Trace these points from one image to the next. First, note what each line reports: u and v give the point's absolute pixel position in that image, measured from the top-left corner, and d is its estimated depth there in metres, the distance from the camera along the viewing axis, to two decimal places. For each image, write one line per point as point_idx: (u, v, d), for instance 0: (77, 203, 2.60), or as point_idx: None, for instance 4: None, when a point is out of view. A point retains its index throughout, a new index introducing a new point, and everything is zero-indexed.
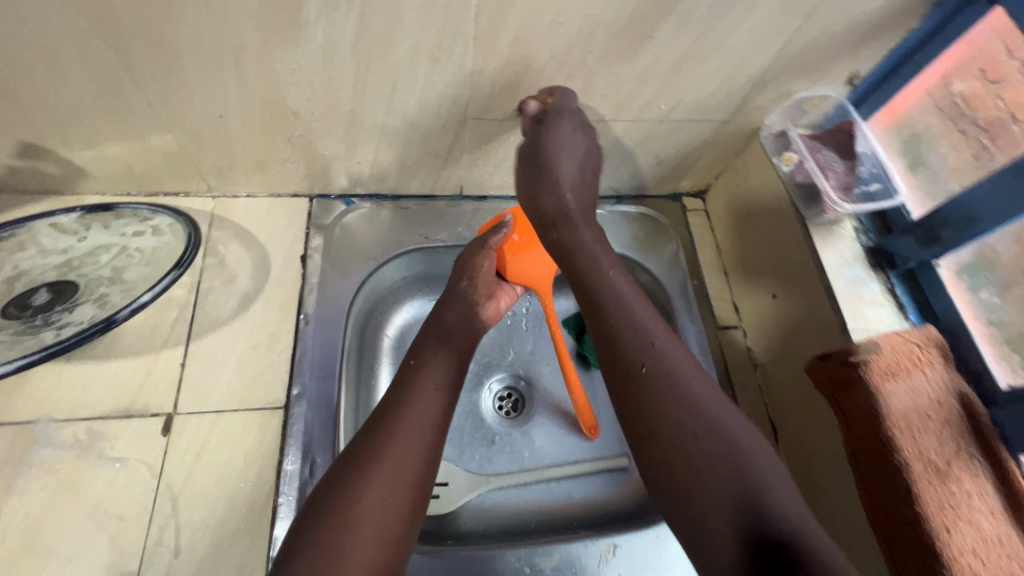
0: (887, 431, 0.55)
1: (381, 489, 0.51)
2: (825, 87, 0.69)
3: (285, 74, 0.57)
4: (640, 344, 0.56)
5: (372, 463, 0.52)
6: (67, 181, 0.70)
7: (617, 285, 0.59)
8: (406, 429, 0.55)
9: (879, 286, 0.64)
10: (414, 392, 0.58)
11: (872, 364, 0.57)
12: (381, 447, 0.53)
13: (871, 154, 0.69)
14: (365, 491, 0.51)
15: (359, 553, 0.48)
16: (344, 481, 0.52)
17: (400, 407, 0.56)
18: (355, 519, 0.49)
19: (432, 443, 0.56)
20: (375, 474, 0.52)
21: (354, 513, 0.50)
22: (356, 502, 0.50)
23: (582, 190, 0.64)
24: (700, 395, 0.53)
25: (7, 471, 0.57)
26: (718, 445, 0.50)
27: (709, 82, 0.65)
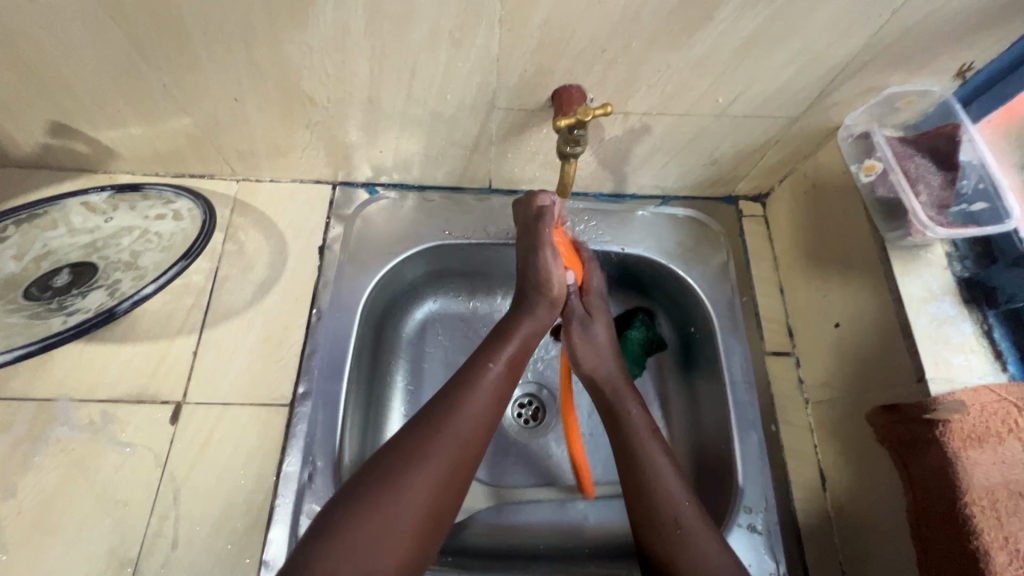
0: (967, 505, 0.45)
1: (427, 488, 0.47)
2: (926, 81, 0.58)
3: (297, 57, 0.53)
4: (657, 484, 0.53)
5: (422, 458, 0.48)
6: (98, 160, 0.70)
7: (650, 443, 0.56)
8: (460, 429, 0.50)
9: (971, 326, 0.53)
10: (473, 388, 0.53)
11: (953, 424, 0.47)
12: (433, 443, 0.49)
13: (980, 163, 0.56)
14: (410, 488, 0.47)
15: (392, 554, 0.44)
16: (386, 469, 0.47)
17: (456, 401, 0.52)
18: (395, 517, 0.45)
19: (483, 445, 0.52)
20: (425, 470, 0.48)
21: (393, 511, 0.45)
22: (399, 496, 0.46)
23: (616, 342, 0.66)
24: (704, 546, 0.49)
25: (26, 446, 0.59)
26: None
27: (778, 73, 0.55)
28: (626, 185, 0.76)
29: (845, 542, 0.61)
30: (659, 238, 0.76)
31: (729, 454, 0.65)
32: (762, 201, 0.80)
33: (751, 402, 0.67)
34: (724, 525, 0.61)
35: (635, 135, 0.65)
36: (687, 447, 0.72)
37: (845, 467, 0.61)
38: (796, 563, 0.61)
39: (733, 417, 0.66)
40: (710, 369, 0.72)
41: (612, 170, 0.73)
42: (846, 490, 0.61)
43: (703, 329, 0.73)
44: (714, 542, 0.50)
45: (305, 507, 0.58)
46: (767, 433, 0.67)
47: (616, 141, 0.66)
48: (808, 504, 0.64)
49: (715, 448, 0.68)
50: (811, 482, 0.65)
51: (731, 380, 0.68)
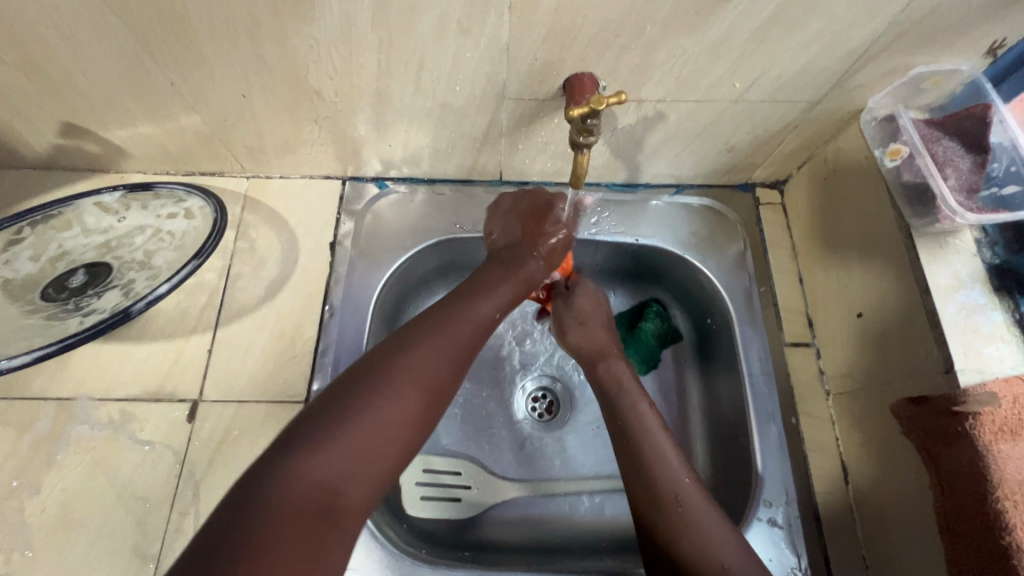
0: (998, 500, 0.44)
1: (413, 394, 0.43)
2: (955, 59, 0.55)
3: (304, 50, 0.53)
4: (657, 466, 0.53)
5: (408, 365, 0.43)
6: (110, 159, 0.71)
7: (641, 408, 0.57)
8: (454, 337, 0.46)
9: (1002, 315, 0.51)
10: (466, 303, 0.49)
11: (983, 417, 0.46)
12: (423, 353, 0.44)
13: (1011, 145, 0.54)
14: (392, 394, 0.42)
15: (364, 465, 0.40)
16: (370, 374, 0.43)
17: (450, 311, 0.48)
18: (376, 418, 0.41)
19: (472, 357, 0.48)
20: (409, 378, 0.43)
21: (372, 413, 0.41)
22: (380, 398, 0.42)
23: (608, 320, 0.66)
24: (709, 518, 0.50)
25: (48, 445, 0.60)
26: (728, 561, 0.47)
27: (798, 56, 0.54)
28: (639, 175, 0.75)
29: (868, 536, 0.60)
30: (674, 228, 0.74)
31: (747, 448, 0.64)
32: (780, 188, 0.78)
33: (771, 394, 0.66)
34: (744, 520, 0.60)
35: (649, 123, 0.63)
36: (704, 440, 0.71)
37: (868, 461, 0.60)
38: (818, 558, 0.60)
39: (752, 410, 0.65)
40: (728, 361, 0.70)
41: (625, 160, 0.71)
42: (869, 483, 0.60)
43: (720, 320, 0.72)
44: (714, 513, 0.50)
45: None
46: (787, 426, 0.66)
47: (629, 130, 0.65)
48: (830, 498, 0.63)
49: (733, 442, 0.67)
50: (833, 475, 0.64)
51: (750, 373, 0.67)
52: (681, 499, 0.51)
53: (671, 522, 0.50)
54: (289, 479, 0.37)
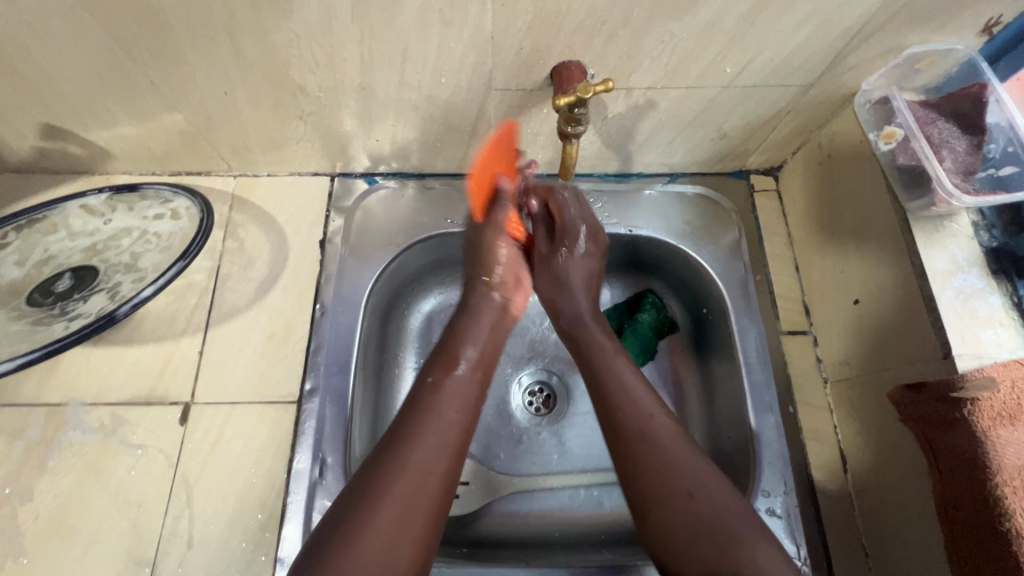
0: (998, 485, 0.44)
1: (385, 526, 0.44)
2: (949, 39, 0.54)
3: (284, 45, 0.52)
4: (624, 404, 0.53)
5: (376, 501, 0.45)
6: (94, 161, 0.69)
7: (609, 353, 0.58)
8: (416, 455, 0.47)
9: (1000, 299, 0.50)
10: (425, 412, 0.50)
11: (982, 403, 0.45)
12: (385, 482, 0.46)
13: (1008, 126, 0.52)
14: (368, 533, 0.43)
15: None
16: (346, 516, 0.44)
17: (412, 429, 0.49)
18: (356, 563, 0.42)
19: (450, 466, 0.48)
20: (381, 516, 0.44)
21: (351, 559, 0.42)
22: (357, 545, 0.43)
23: (592, 268, 0.65)
24: (674, 453, 0.49)
25: (39, 452, 0.59)
26: (693, 489, 0.47)
27: (789, 39, 0.53)
28: (631, 164, 0.74)
29: (867, 523, 0.60)
30: (667, 218, 0.73)
31: (745, 438, 0.64)
32: (774, 175, 0.77)
33: (768, 383, 0.65)
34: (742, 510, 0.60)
35: (639, 111, 0.62)
36: (702, 429, 0.71)
37: (868, 448, 0.59)
38: (818, 544, 0.60)
39: (748, 399, 0.64)
40: (725, 351, 0.70)
41: (616, 150, 0.70)
42: (868, 471, 0.59)
43: (715, 309, 0.71)
44: (692, 452, 0.50)
45: (317, 503, 0.58)
46: (785, 415, 0.65)
47: (620, 118, 0.64)
48: (829, 488, 0.62)
49: (731, 431, 0.67)
50: (832, 463, 0.63)
51: (747, 362, 0.66)
52: (643, 436, 0.50)
53: (636, 459, 0.49)
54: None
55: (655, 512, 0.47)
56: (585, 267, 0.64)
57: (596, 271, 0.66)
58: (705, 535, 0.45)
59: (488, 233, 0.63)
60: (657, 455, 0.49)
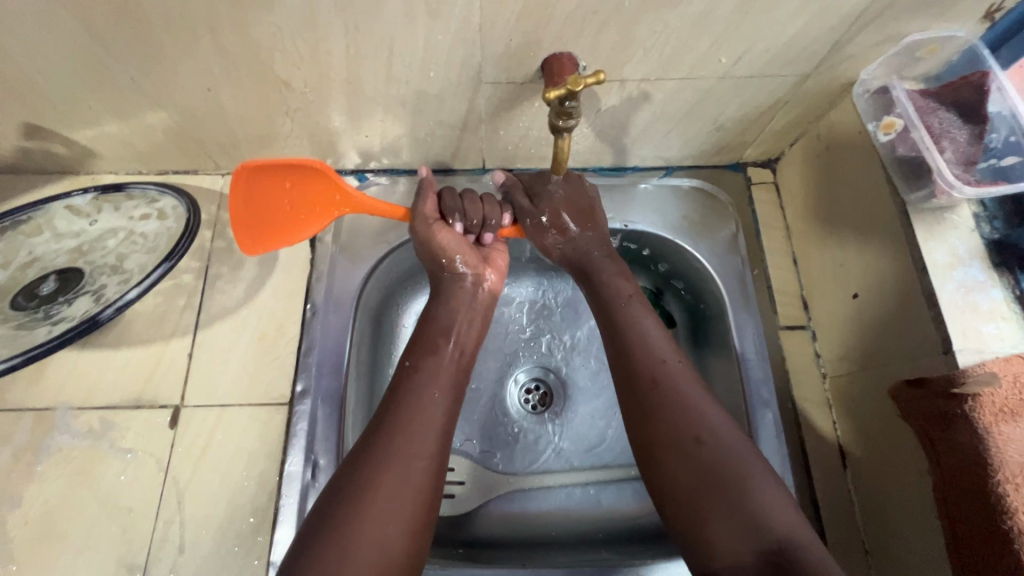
0: (998, 484, 0.43)
1: (384, 501, 0.45)
2: (949, 26, 0.52)
3: (267, 39, 0.50)
4: (638, 349, 0.55)
5: (366, 489, 0.45)
6: (78, 161, 0.68)
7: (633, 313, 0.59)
8: (404, 438, 0.48)
9: (1001, 292, 0.49)
10: (408, 401, 0.51)
11: (983, 399, 0.44)
12: (379, 460, 0.46)
13: (1010, 115, 0.51)
14: (365, 516, 0.44)
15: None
16: (339, 505, 0.44)
17: (396, 419, 0.49)
18: (354, 541, 0.42)
19: (435, 452, 0.49)
20: (375, 501, 0.44)
21: (352, 534, 0.42)
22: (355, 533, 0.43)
23: (585, 202, 0.63)
24: (687, 399, 0.52)
25: (27, 457, 0.58)
26: (702, 434, 0.49)
27: (786, 28, 0.51)
28: (626, 158, 0.72)
29: (866, 519, 0.59)
30: (663, 213, 0.72)
31: (744, 435, 0.63)
32: (771, 167, 0.76)
33: (766, 379, 0.64)
34: None
35: (633, 104, 0.61)
36: None
37: (868, 445, 0.58)
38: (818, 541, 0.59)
39: (746, 396, 0.64)
40: (723, 347, 0.69)
41: (611, 143, 0.69)
42: (868, 468, 0.59)
43: (713, 305, 0.70)
44: (701, 397, 0.52)
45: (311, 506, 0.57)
46: (784, 411, 0.65)
47: (614, 111, 0.62)
48: (829, 484, 0.61)
49: None
50: (831, 460, 0.62)
51: (745, 358, 0.65)
52: (655, 382, 0.53)
53: (651, 405, 0.52)
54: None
55: (665, 453, 0.50)
56: (570, 199, 0.62)
57: (587, 203, 0.63)
58: (713, 472, 0.48)
59: (422, 233, 0.60)
60: (670, 402, 0.52)
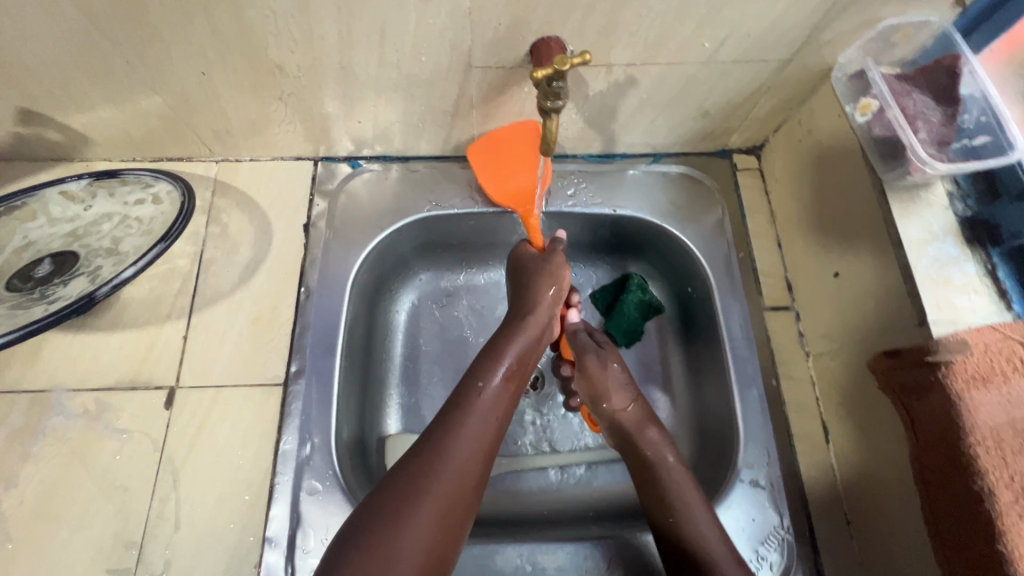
0: (971, 446, 0.44)
1: (430, 517, 0.45)
2: (923, 12, 0.54)
3: (261, 23, 0.51)
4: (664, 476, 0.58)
5: (417, 495, 0.46)
6: (73, 147, 0.69)
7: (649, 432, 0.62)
8: (460, 454, 0.49)
9: (974, 266, 0.51)
10: (465, 414, 0.51)
11: (955, 366, 0.46)
12: (429, 476, 0.47)
13: (981, 97, 0.53)
14: (411, 522, 0.44)
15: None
16: (387, 504, 0.45)
17: (450, 431, 0.50)
18: (398, 550, 0.43)
19: (483, 472, 0.50)
20: (423, 509, 0.45)
21: (397, 542, 0.43)
22: (400, 539, 0.43)
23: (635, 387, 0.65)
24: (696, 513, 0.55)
25: (23, 438, 0.59)
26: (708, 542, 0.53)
27: (766, 12, 0.53)
28: (615, 144, 0.74)
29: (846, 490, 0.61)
30: (651, 198, 0.74)
31: (730, 413, 0.65)
32: (756, 153, 0.78)
33: (751, 358, 0.66)
34: (727, 482, 0.61)
35: (620, 89, 0.63)
36: (688, 406, 0.72)
37: (848, 419, 0.60)
38: (800, 513, 0.61)
39: (731, 374, 0.66)
40: (710, 329, 0.70)
41: (599, 130, 0.70)
42: (848, 442, 0.60)
43: (700, 288, 0.72)
44: (701, 509, 0.56)
45: (305, 483, 0.58)
46: (769, 389, 0.66)
47: (601, 97, 0.64)
48: (812, 459, 0.63)
49: (716, 407, 0.68)
50: (814, 435, 0.64)
51: (730, 338, 0.67)
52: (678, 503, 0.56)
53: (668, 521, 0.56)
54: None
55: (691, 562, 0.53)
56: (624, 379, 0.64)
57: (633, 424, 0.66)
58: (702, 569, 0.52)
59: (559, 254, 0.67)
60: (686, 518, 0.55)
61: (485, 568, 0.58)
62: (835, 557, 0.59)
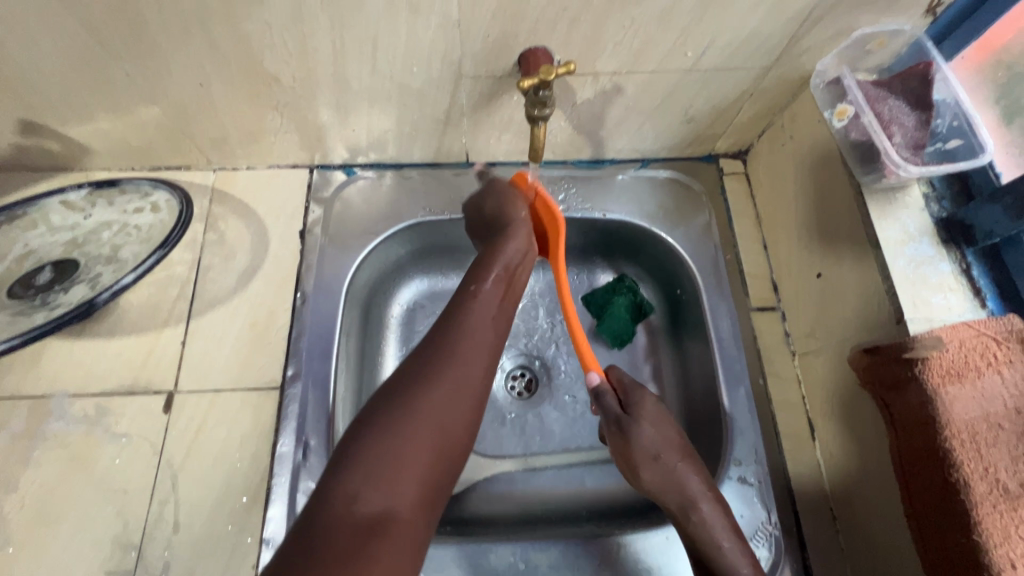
0: (947, 439, 0.46)
1: (443, 398, 0.46)
2: (897, 20, 0.57)
3: (257, 36, 0.53)
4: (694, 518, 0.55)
5: (428, 382, 0.47)
6: (73, 157, 0.70)
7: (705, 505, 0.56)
8: (461, 349, 0.50)
9: (949, 265, 0.53)
10: (466, 316, 0.53)
11: (932, 361, 0.47)
12: (439, 365, 0.48)
13: (954, 103, 0.55)
14: (421, 409, 0.45)
15: (413, 481, 0.41)
16: (399, 392, 0.46)
17: (454, 330, 0.52)
18: (413, 428, 0.44)
19: (487, 370, 0.51)
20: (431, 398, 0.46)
21: (410, 424, 0.44)
22: (413, 421, 0.44)
23: (670, 442, 0.59)
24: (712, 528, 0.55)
25: (23, 443, 0.60)
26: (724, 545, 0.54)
27: (745, 22, 0.55)
28: (604, 150, 0.75)
29: (832, 486, 0.62)
30: (640, 202, 0.76)
31: (719, 413, 0.66)
32: (742, 158, 0.80)
33: (738, 358, 0.68)
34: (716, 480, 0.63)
35: (607, 97, 0.64)
36: (678, 405, 0.73)
37: (833, 417, 0.61)
38: (788, 510, 0.62)
39: (719, 374, 0.67)
40: (698, 329, 0.72)
41: (588, 136, 0.72)
42: (833, 439, 0.62)
43: (689, 289, 0.73)
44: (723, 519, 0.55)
45: (302, 485, 0.60)
46: (756, 388, 0.68)
47: (589, 105, 0.66)
48: (799, 456, 0.64)
49: (704, 406, 0.70)
50: (801, 434, 0.65)
51: (719, 339, 0.69)
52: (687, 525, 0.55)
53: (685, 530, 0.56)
54: (344, 509, 0.38)
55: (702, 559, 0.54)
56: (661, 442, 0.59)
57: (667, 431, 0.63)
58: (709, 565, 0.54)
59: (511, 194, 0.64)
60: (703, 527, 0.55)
61: (478, 566, 0.59)
62: (822, 553, 0.60)
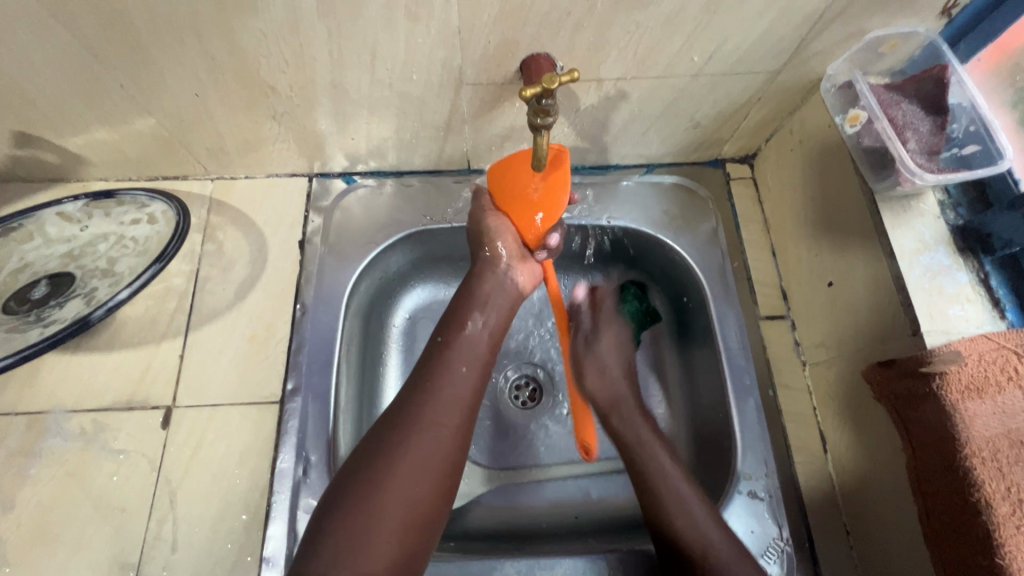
0: (967, 458, 0.44)
1: (412, 469, 0.45)
2: (910, 22, 0.55)
3: (252, 45, 0.52)
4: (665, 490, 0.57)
5: (392, 453, 0.46)
6: (69, 168, 0.69)
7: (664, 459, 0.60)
8: (428, 416, 0.48)
9: (966, 275, 0.52)
10: (442, 376, 0.51)
11: (950, 376, 0.46)
12: (405, 433, 0.47)
13: (969, 107, 0.54)
14: (387, 482, 0.44)
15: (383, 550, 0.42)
16: (365, 467, 0.46)
17: (425, 392, 0.49)
18: (378, 507, 0.43)
19: (460, 432, 0.49)
20: (398, 466, 0.45)
21: (376, 503, 0.43)
22: (377, 495, 0.44)
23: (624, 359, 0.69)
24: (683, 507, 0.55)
25: (19, 461, 0.59)
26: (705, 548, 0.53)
27: (753, 25, 0.53)
28: (608, 156, 0.74)
29: (845, 499, 0.60)
30: (645, 209, 0.74)
31: (728, 424, 0.65)
32: (749, 162, 0.78)
33: (747, 368, 0.66)
34: (725, 495, 0.61)
35: (611, 103, 0.63)
36: (686, 415, 0.72)
37: (846, 429, 0.60)
38: (798, 524, 0.61)
39: (727, 385, 0.66)
40: (706, 338, 0.70)
41: (592, 142, 0.70)
42: (845, 452, 0.60)
43: (695, 297, 0.72)
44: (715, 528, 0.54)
45: (302, 502, 0.58)
46: (765, 398, 0.66)
47: (592, 110, 0.64)
48: (810, 469, 0.63)
49: (712, 417, 0.68)
50: (812, 445, 0.64)
51: (727, 348, 0.67)
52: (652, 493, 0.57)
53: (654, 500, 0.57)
54: None
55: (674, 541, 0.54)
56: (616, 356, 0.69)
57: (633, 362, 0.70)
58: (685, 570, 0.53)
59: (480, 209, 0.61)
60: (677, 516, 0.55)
61: None
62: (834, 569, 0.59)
